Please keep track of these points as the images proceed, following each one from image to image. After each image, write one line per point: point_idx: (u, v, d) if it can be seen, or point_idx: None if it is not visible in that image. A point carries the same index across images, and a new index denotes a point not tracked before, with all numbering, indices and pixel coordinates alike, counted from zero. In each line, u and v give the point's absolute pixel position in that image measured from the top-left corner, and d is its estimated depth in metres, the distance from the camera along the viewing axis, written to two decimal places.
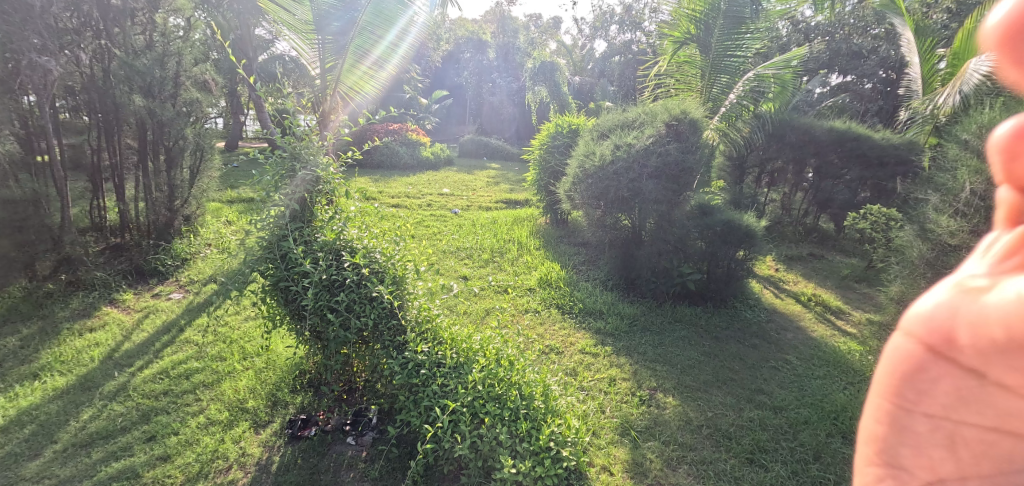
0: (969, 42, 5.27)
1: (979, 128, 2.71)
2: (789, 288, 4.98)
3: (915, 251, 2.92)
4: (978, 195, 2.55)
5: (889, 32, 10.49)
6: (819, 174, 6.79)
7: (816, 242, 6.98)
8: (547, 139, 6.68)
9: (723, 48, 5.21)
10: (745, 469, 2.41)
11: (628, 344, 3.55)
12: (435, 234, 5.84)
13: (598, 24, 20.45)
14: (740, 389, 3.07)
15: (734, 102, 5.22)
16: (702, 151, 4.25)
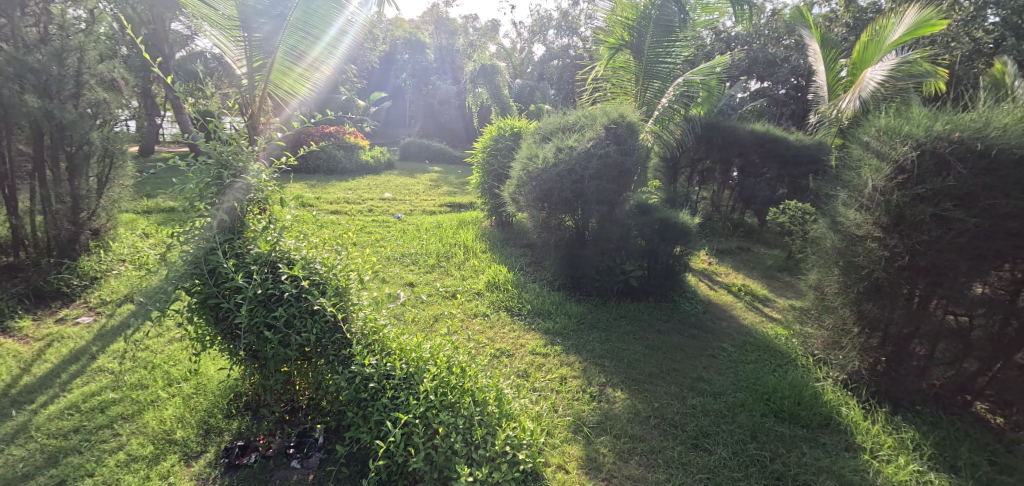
0: (865, 54, 5.89)
1: (876, 130, 3.02)
2: (721, 280, 5.33)
3: (829, 241, 3.21)
4: (879, 191, 2.84)
5: (799, 43, 11.51)
6: (743, 173, 7.30)
7: (743, 236, 7.50)
8: (489, 141, 6.68)
9: (655, 54, 5.46)
10: (691, 455, 2.53)
11: (577, 342, 3.63)
12: (377, 241, 5.67)
13: (536, 28, 20.77)
14: (682, 379, 3.23)
15: (666, 106, 5.47)
16: (639, 153, 4.33)
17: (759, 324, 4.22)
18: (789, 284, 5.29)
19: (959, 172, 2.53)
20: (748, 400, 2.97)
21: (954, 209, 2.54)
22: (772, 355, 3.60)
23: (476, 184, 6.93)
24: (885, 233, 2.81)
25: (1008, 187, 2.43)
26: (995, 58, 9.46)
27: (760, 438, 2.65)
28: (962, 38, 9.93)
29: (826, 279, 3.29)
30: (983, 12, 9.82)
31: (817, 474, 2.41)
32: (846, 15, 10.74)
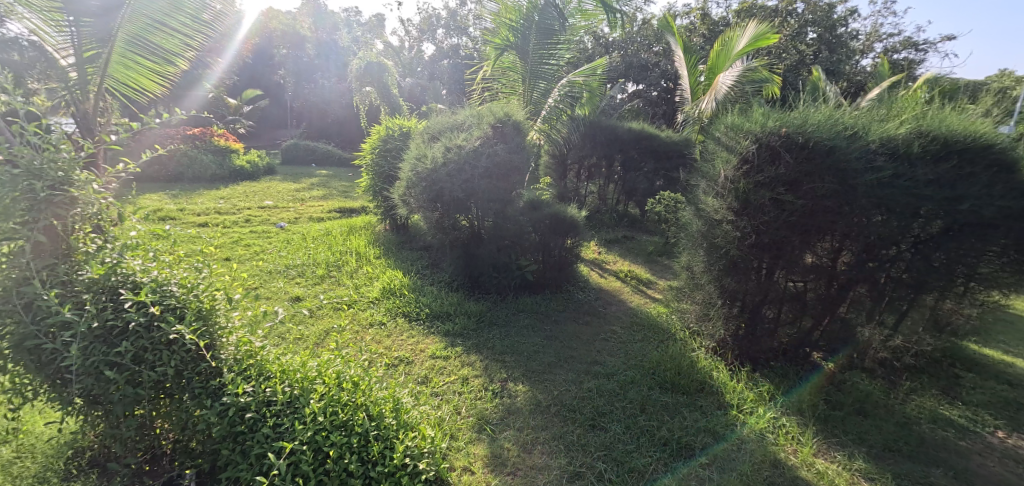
0: (718, 61, 6.71)
1: (724, 127, 3.44)
2: (610, 268, 5.72)
3: (694, 225, 3.58)
4: (729, 180, 3.23)
5: (666, 50, 12.82)
6: (624, 168, 7.90)
7: (628, 226, 8.00)
8: (378, 142, 6.42)
9: (539, 56, 5.67)
10: (589, 435, 2.66)
11: (477, 342, 3.63)
12: (256, 254, 5.14)
13: (425, 27, 20.46)
14: (578, 364, 3.39)
15: (553, 106, 5.81)
16: (527, 151, 4.46)
17: (643, 305, 4.59)
18: (667, 267, 5.85)
19: (787, 161, 2.97)
20: (636, 376, 3.22)
21: (786, 193, 2.98)
22: (655, 333, 3.93)
23: (367, 188, 6.63)
24: (736, 216, 3.20)
25: (822, 173, 2.91)
26: (812, 68, 11.42)
27: (647, 409, 2.88)
28: (790, 51, 11.83)
29: (694, 260, 3.68)
30: (803, 29, 11.78)
31: (696, 434, 2.68)
32: (702, 27, 12.19)
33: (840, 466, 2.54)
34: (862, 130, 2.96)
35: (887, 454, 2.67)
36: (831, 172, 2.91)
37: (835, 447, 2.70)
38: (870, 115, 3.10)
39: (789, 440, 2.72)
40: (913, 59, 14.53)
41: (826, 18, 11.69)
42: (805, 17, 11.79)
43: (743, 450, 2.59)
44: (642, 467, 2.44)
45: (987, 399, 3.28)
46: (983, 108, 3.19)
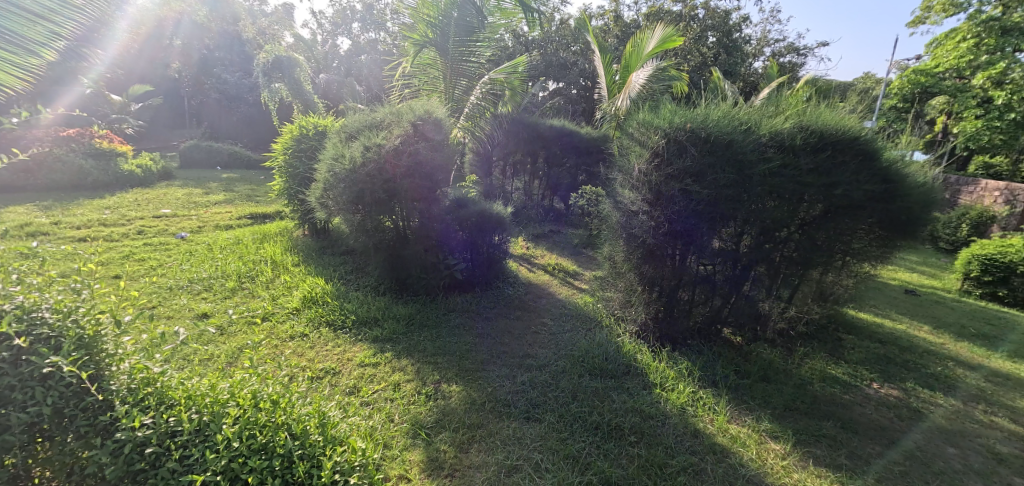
0: (630, 61, 7.06)
1: (635, 122, 3.59)
2: (538, 262, 5.85)
3: (612, 217, 3.73)
4: (643, 172, 3.38)
5: (583, 49, 13.29)
6: (548, 163, 8.09)
7: (554, 220, 8.24)
8: (290, 142, 6.02)
9: (459, 53, 5.62)
10: (524, 428, 2.71)
11: (407, 345, 3.54)
12: (153, 269, 4.62)
13: (338, 21, 19.47)
14: (510, 359, 3.43)
15: (475, 103, 5.84)
16: (449, 149, 4.40)
17: (571, 297, 4.73)
18: (592, 258, 6.10)
19: (693, 154, 3.18)
20: (567, 365, 3.31)
21: (693, 184, 3.19)
22: (583, 322, 4.07)
23: (281, 191, 6.20)
24: (651, 207, 3.37)
25: (723, 164, 3.16)
26: (713, 69, 12.44)
27: (579, 397, 2.98)
28: (694, 52, 12.75)
29: (614, 250, 3.84)
30: (704, 33, 12.74)
31: (625, 414, 2.82)
32: (615, 28, 12.78)
33: (750, 429, 2.80)
34: (754, 125, 3.25)
35: (788, 413, 2.98)
36: (730, 163, 3.17)
37: (746, 412, 2.97)
38: (760, 111, 3.43)
39: (707, 410, 2.95)
40: (795, 62, 16.34)
41: (723, 23, 12.75)
42: (705, 22, 12.72)
43: (667, 425, 2.77)
44: (576, 453, 2.53)
45: (862, 355, 3.80)
46: (848, 106, 3.67)
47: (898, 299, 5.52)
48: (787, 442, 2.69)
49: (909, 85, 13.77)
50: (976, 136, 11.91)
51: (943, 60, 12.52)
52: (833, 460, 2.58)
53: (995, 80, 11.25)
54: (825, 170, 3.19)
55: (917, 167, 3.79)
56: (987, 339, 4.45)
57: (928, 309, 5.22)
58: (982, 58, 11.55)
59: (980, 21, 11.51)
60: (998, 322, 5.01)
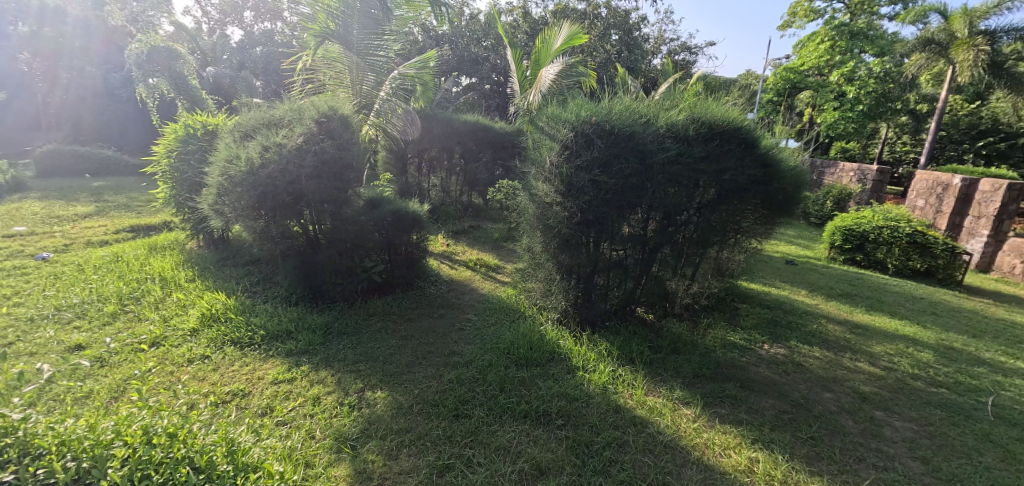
0: (540, 57, 7.23)
1: (544, 116, 3.64)
2: (459, 258, 5.82)
3: (528, 210, 3.76)
4: (554, 165, 3.43)
5: (495, 45, 13.40)
6: (464, 159, 8.05)
7: (473, 216, 8.24)
8: (173, 143, 5.37)
9: (364, 47, 5.36)
10: (454, 425, 2.70)
11: (325, 356, 3.35)
12: (5, 298, 3.91)
13: (227, 10, 17.75)
14: (436, 358, 3.39)
15: (385, 99, 5.69)
16: (358, 146, 4.21)
17: (493, 291, 4.77)
18: (512, 250, 6.20)
19: (599, 146, 3.32)
20: (494, 358, 3.34)
21: (600, 174, 3.33)
22: (506, 314, 4.11)
23: (166, 199, 5.54)
24: (563, 198, 3.44)
25: (626, 155, 3.34)
26: (617, 66, 13.17)
27: (506, 388, 3.03)
28: (599, 49, 13.36)
29: (531, 242, 3.89)
30: (608, 31, 13.41)
31: (551, 399, 2.92)
32: (524, 24, 12.99)
33: (665, 399, 3.02)
34: (652, 118, 3.49)
35: (696, 380, 3.26)
36: (632, 154, 3.36)
37: (660, 383, 3.21)
38: (657, 105, 3.67)
39: (625, 386, 3.13)
40: (688, 60, 17.79)
41: (624, 22, 13.50)
42: (608, 20, 13.38)
43: (591, 405, 2.90)
44: (507, 443, 2.56)
45: (754, 321, 4.26)
46: (732, 99, 4.06)
47: (781, 269, 6.27)
48: (696, 405, 2.95)
49: (781, 81, 15.63)
50: (834, 125, 13.85)
51: (806, 59, 14.35)
52: (735, 416, 2.87)
53: (846, 77, 13.16)
54: (714, 157, 3.51)
55: (788, 153, 4.32)
56: (849, 297, 5.20)
57: (804, 276, 5.99)
58: (836, 58, 13.41)
59: (835, 25, 13.32)
60: (857, 282, 5.88)
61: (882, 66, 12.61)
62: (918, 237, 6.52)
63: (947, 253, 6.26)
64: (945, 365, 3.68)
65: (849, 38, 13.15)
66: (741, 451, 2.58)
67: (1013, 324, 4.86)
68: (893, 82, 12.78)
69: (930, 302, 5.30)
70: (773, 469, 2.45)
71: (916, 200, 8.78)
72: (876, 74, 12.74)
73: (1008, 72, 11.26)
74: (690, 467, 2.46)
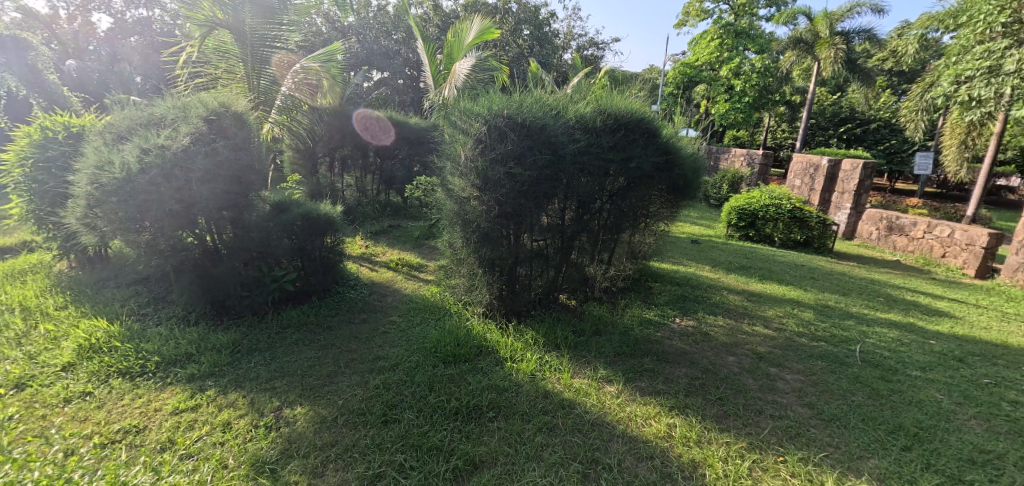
0: (453, 51, 7.13)
1: (455, 109, 3.57)
2: (380, 259, 5.61)
3: (446, 205, 3.69)
4: (469, 159, 3.39)
5: (406, 38, 13.02)
6: (379, 156, 7.78)
7: (392, 215, 7.99)
8: (25, 148, 4.59)
9: (258, 37, 4.94)
10: (382, 432, 2.60)
11: (234, 377, 3.07)
12: None
13: None
14: (360, 365, 3.25)
15: (287, 95, 5.30)
16: (256, 146, 3.87)
17: (417, 290, 4.67)
18: (434, 248, 6.09)
19: (513, 139, 3.30)
20: (421, 358, 3.27)
21: (516, 167, 3.33)
22: (431, 313, 4.03)
23: (21, 215, 4.72)
24: (480, 192, 3.41)
25: (540, 147, 3.37)
26: (530, 60, 13.43)
27: (435, 387, 2.98)
28: (512, 44, 13.51)
29: (452, 238, 3.82)
30: (519, 26, 13.61)
31: (481, 393, 2.92)
32: (435, 17, 12.77)
33: (591, 379, 3.15)
34: (562, 110, 3.58)
35: (618, 358, 3.44)
36: (545, 145, 3.40)
37: (585, 365, 3.34)
38: (565, 97, 3.78)
39: (553, 371, 3.22)
40: (596, 55, 18.59)
41: (534, 18, 13.74)
42: (519, 16, 13.54)
43: (521, 393, 2.95)
44: (439, 443, 2.52)
45: (666, 298, 4.58)
46: (635, 92, 4.30)
47: (687, 248, 6.80)
48: (618, 382, 3.11)
49: (679, 76, 16.87)
50: (726, 115, 15.26)
51: (700, 55, 15.59)
52: (654, 387, 3.07)
53: (733, 72, 14.53)
54: (620, 147, 3.70)
55: (687, 142, 4.68)
56: (745, 269, 5.78)
57: (707, 253, 6.55)
58: (724, 54, 14.72)
59: (722, 25, 14.57)
60: (751, 256, 6.54)
61: (763, 62, 14.08)
62: (797, 213, 7.40)
63: (819, 225, 7.28)
64: (822, 321, 4.23)
65: (734, 37, 14.45)
66: (660, 418, 2.76)
67: (872, 281, 5.71)
68: (771, 76, 14.32)
69: (809, 268, 6.05)
70: (689, 431, 2.66)
71: (794, 181, 9.93)
72: (757, 70, 14.20)
73: (859, 67, 13.08)
74: (617, 441, 2.59)
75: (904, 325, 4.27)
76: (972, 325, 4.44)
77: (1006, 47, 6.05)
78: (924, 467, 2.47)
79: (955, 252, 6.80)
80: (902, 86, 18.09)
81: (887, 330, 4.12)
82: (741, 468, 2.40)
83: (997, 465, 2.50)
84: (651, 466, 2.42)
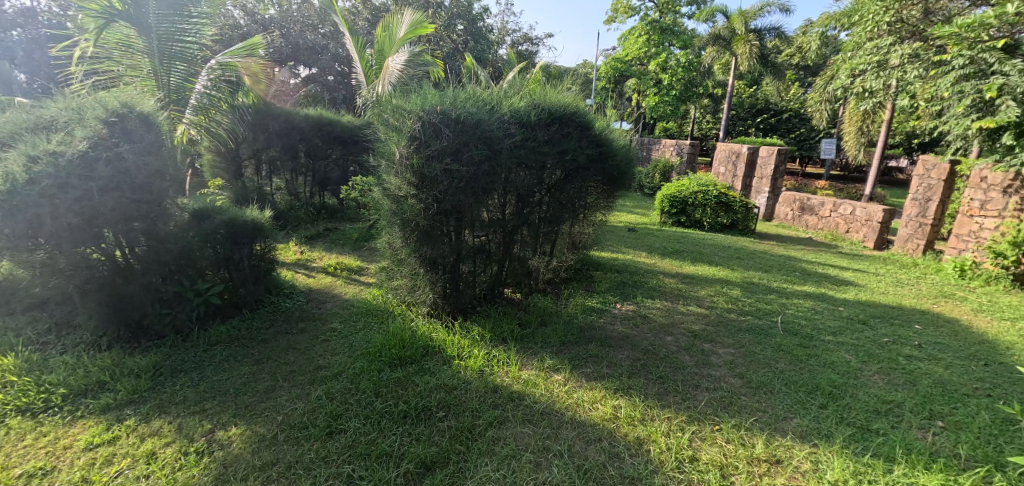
0: (384, 46, 6.92)
1: (388, 105, 3.45)
2: (316, 264, 5.37)
3: (383, 205, 3.58)
4: (404, 157, 3.30)
5: (333, 32, 12.50)
6: (310, 157, 7.43)
7: (328, 218, 7.67)
8: None
9: (166, 32, 4.53)
10: (328, 444, 2.49)
11: (158, 402, 2.82)
12: None
13: None
14: (300, 377, 3.10)
15: (202, 95, 4.93)
16: (168, 150, 3.54)
17: (358, 294, 4.52)
18: (374, 250, 5.93)
19: (447, 135, 3.25)
20: (365, 364, 3.18)
21: (452, 163, 3.28)
22: (373, 316, 3.92)
23: None
24: (418, 190, 3.34)
25: (476, 142, 3.35)
26: (465, 56, 13.33)
27: (382, 392, 2.90)
28: (446, 39, 13.36)
29: (390, 239, 3.71)
30: (452, 21, 13.46)
31: (430, 394, 2.88)
32: (364, 10, 12.34)
33: (538, 370, 3.21)
34: (496, 104, 3.58)
35: (563, 347, 3.53)
36: (481, 141, 3.38)
37: (532, 356, 3.39)
38: (498, 92, 3.79)
39: (501, 365, 3.24)
40: (531, 50, 18.79)
41: (467, 12, 13.63)
42: (451, 10, 13.38)
43: (470, 390, 2.94)
44: (389, 448, 2.46)
45: (607, 285, 4.74)
46: (568, 86, 4.39)
47: (625, 236, 7.07)
48: (565, 370, 3.19)
49: (611, 70, 17.45)
50: (656, 107, 15.99)
51: (630, 51, 16.18)
52: (598, 371, 3.18)
53: (661, 66, 15.20)
54: (555, 141, 3.78)
55: (619, 133, 4.85)
56: (678, 253, 6.11)
57: (644, 240, 6.85)
58: (652, 49, 15.38)
59: (648, 21, 15.20)
60: (683, 240, 6.91)
61: (687, 57, 14.85)
62: (723, 198, 7.90)
63: (742, 209, 7.84)
64: (748, 297, 4.56)
65: (660, 33, 15.12)
66: (606, 401, 2.87)
67: (789, 257, 6.24)
68: (695, 71, 15.17)
69: (735, 249, 6.50)
70: (633, 411, 2.77)
71: (719, 168, 10.59)
72: (682, 64, 14.95)
73: (771, 62, 14.17)
74: (566, 427, 2.65)
75: (818, 295, 4.71)
76: (872, 291, 4.99)
77: (891, 43, 6.77)
78: (838, 421, 2.73)
79: (857, 227, 7.57)
80: (808, 79, 19.81)
81: (804, 300, 4.53)
82: (682, 440, 2.54)
83: (897, 412, 2.82)
84: (599, 448, 2.50)
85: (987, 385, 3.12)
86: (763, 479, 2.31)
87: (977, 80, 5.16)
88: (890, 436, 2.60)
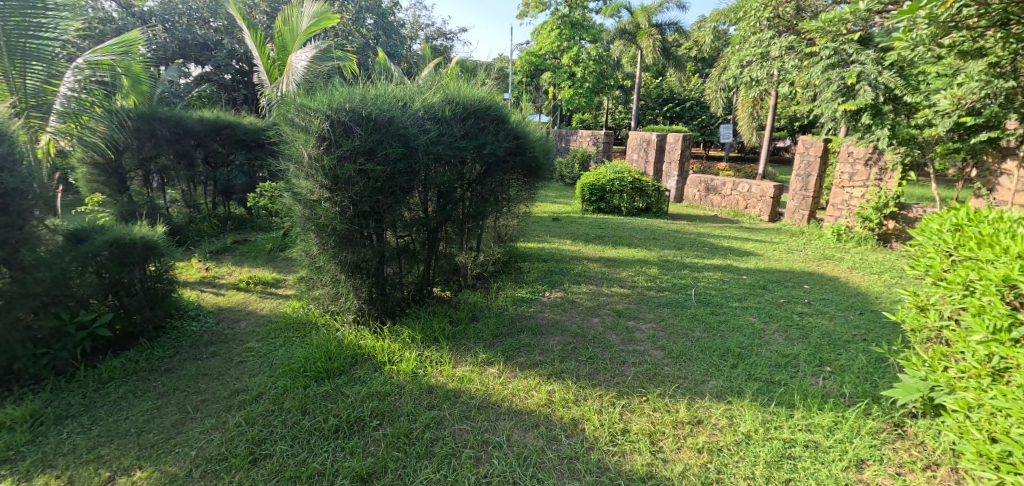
0: (286, 41, 6.50)
1: (293, 104, 3.23)
2: (225, 281, 4.94)
3: (295, 211, 3.37)
4: (314, 158, 3.11)
5: (227, 27, 11.49)
6: (209, 164, 6.78)
7: (235, 229, 7.09)
8: None
9: (17, 24, 3.81)
10: (252, 472, 2.32)
11: (41, 455, 2.45)
12: None
13: None
14: (215, 405, 2.85)
15: (70, 100, 4.36)
16: (28, 165, 3.03)
17: (276, 309, 4.22)
18: (291, 260, 5.57)
19: (359, 134, 3.11)
20: (289, 382, 2.98)
21: (367, 163, 3.16)
22: (294, 331, 3.69)
23: None
24: (331, 193, 3.18)
25: (390, 140, 3.24)
26: (376, 51, 12.86)
27: (309, 409, 2.74)
28: (355, 34, 12.78)
29: (306, 246, 3.49)
30: (361, 15, 12.92)
31: (361, 404, 2.77)
32: (261, 3, 11.46)
33: (472, 365, 3.21)
34: (409, 101, 3.51)
35: (495, 339, 3.56)
36: (395, 139, 3.28)
37: (465, 352, 3.38)
38: (410, 88, 3.70)
39: (433, 364, 3.20)
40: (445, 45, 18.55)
41: (376, 6, 13.15)
42: (359, 4, 12.83)
43: (404, 395, 2.87)
44: (321, 466, 2.33)
45: (535, 275, 4.84)
46: (482, 80, 4.38)
47: (550, 226, 7.25)
48: (498, 363, 3.21)
49: (526, 64, 17.71)
50: (571, 99, 16.49)
51: (543, 45, 16.51)
52: (532, 360, 3.25)
53: (574, 60, 15.70)
54: (471, 135, 3.78)
55: (536, 126, 4.95)
56: (601, 238, 6.38)
57: (567, 228, 7.08)
58: (564, 43, 15.83)
59: (559, 16, 15.61)
60: (605, 226, 7.25)
61: (597, 51, 15.48)
62: (637, 183, 8.37)
63: (655, 192, 8.37)
64: (665, 274, 4.89)
65: (571, 28, 15.56)
66: (540, 388, 2.94)
67: (699, 235, 6.75)
68: (605, 64, 15.86)
69: (652, 230, 6.92)
70: (567, 393, 2.87)
71: (632, 155, 11.17)
72: (593, 58, 15.55)
73: (673, 55, 15.19)
74: (504, 418, 2.68)
75: (725, 267, 5.16)
76: (770, 259, 5.55)
77: (772, 36, 7.53)
78: (747, 378, 3.02)
79: (754, 203, 8.38)
80: (705, 70, 21.49)
81: (713, 273, 4.94)
82: (613, 415, 2.67)
83: (794, 364, 3.17)
84: (537, 433, 2.56)
85: (862, 331, 3.61)
86: (687, 440, 2.49)
87: (841, 68, 5.90)
88: (789, 385, 2.92)
